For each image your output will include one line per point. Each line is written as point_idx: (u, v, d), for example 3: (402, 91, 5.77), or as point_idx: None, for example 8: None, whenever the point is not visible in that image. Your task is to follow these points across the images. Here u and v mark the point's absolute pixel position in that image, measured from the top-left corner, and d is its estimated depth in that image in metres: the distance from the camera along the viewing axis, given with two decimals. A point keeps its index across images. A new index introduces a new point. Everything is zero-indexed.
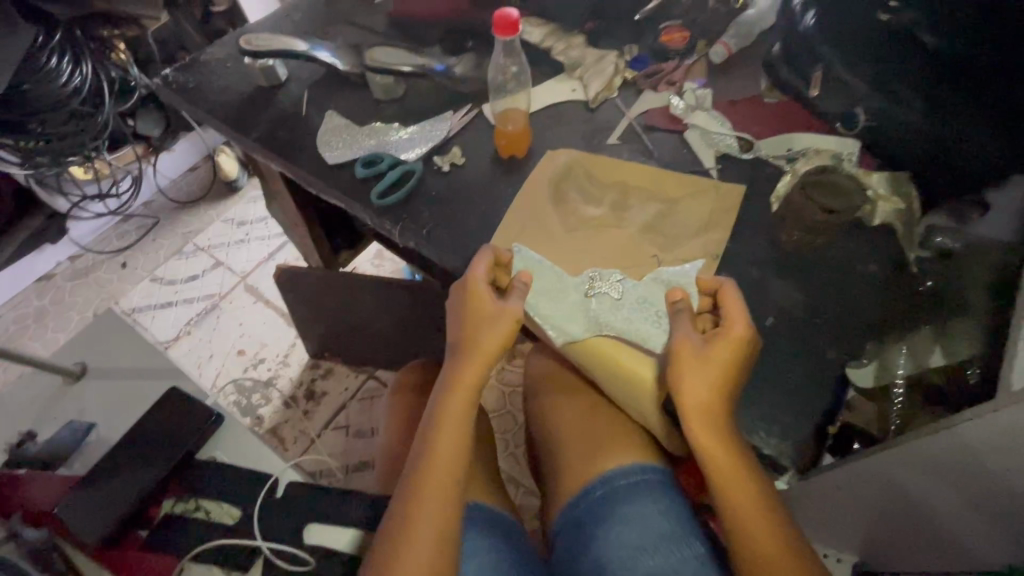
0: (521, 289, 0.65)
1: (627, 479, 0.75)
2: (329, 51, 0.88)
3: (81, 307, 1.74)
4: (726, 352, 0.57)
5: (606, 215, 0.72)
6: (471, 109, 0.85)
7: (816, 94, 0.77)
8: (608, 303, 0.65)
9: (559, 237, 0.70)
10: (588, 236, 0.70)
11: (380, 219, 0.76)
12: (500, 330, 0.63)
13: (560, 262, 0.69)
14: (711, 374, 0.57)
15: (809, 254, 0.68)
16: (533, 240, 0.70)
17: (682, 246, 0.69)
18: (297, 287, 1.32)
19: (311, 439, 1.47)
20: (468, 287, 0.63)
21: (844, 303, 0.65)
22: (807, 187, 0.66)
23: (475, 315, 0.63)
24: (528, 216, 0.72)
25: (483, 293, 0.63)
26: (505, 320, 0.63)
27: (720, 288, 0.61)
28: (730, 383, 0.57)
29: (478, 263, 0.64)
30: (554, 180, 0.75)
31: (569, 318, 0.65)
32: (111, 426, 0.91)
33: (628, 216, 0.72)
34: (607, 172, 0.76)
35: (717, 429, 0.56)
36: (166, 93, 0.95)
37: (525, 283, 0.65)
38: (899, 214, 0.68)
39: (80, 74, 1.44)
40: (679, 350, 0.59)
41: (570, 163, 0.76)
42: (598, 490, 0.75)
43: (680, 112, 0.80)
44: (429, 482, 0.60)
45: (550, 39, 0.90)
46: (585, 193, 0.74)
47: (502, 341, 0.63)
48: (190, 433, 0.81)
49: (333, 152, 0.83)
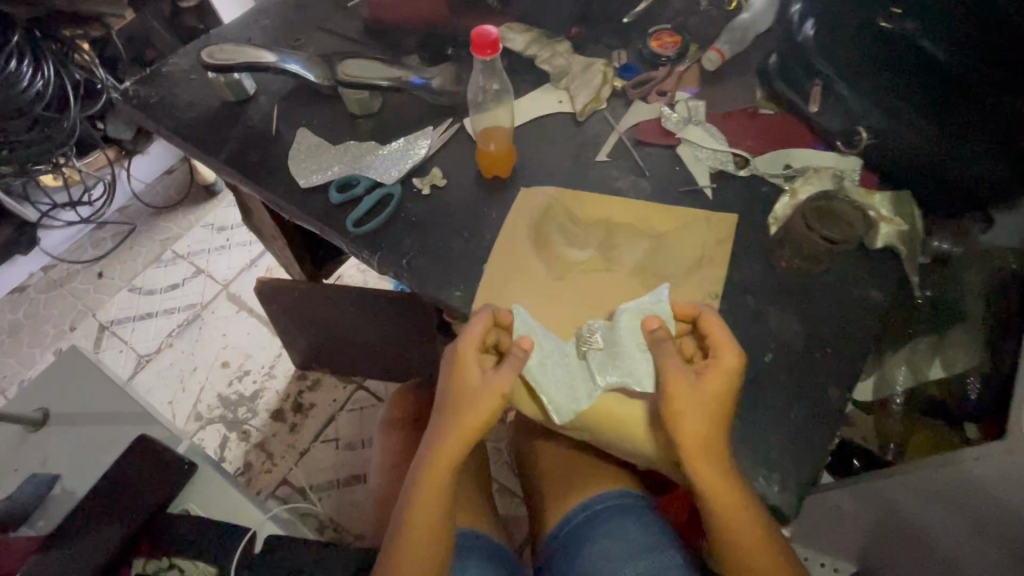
0: (515, 360, 0.57)
1: (606, 504, 0.74)
2: (298, 62, 0.83)
3: (56, 320, 1.67)
4: (719, 384, 0.54)
5: (594, 257, 0.68)
6: (452, 124, 0.81)
7: (816, 110, 0.73)
8: (599, 354, 0.61)
9: (545, 279, 0.66)
10: (576, 277, 0.67)
11: (358, 247, 0.72)
12: (479, 407, 0.56)
13: (545, 309, 0.65)
14: (705, 408, 0.53)
15: (809, 279, 0.64)
16: (518, 285, 0.66)
17: (675, 283, 0.65)
18: (278, 300, 1.26)
19: (300, 453, 1.44)
20: (456, 355, 0.58)
21: (851, 333, 0.62)
22: (807, 215, 0.62)
23: (458, 386, 0.58)
24: (511, 264, 0.67)
25: (471, 360, 0.58)
26: (487, 398, 0.56)
27: (702, 317, 0.58)
28: (725, 415, 0.54)
29: (471, 327, 0.59)
30: (534, 222, 0.70)
31: (563, 379, 0.60)
32: (81, 476, 0.74)
33: (618, 256, 0.68)
34: (594, 205, 0.71)
35: (717, 467, 0.53)
36: (127, 108, 0.89)
37: (523, 351, 0.57)
38: (903, 236, 0.65)
39: (42, 78, 1.35)
40: (671, 387, 0.54)
41: (547, 203, 0.72)
42: (580, 516, 0.74)
43: (673, 126, 0.76)
44: (408, 551, 0.58)
45: (534, 47, 0.85)
46: (567, 233, 0.70)
47: (483, 420, 0.57)
48: (158, 484, 0.72)
49: (305, 175, 0.78)
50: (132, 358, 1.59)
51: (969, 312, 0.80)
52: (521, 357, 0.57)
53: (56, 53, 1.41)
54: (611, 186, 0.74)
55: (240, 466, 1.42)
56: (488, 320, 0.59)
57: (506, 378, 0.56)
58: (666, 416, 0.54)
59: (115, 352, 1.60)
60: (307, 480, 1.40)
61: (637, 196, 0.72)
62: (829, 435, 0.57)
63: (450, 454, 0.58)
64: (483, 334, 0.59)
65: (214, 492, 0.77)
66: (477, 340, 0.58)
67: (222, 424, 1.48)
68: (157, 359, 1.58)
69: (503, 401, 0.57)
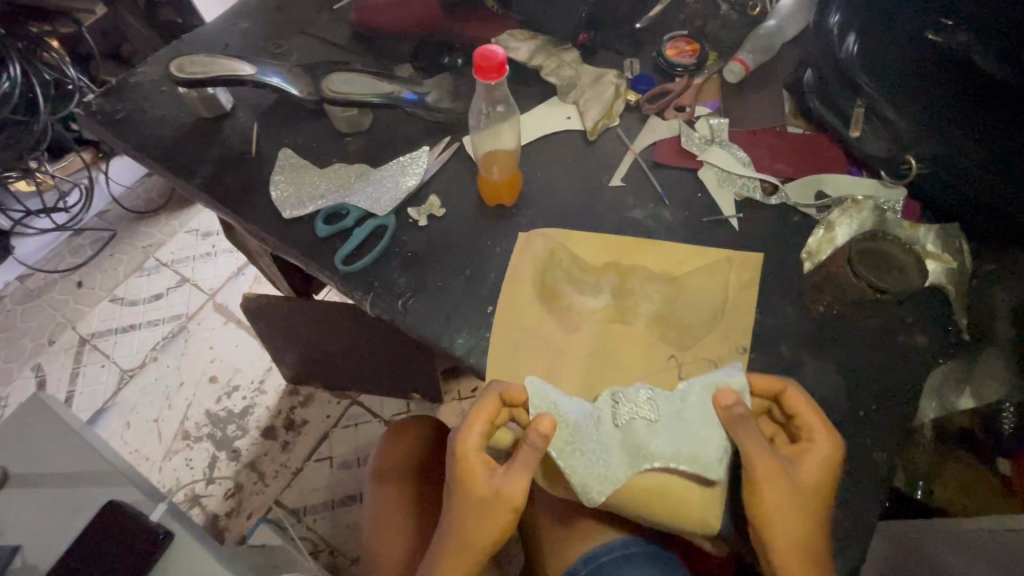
0: (527, 458, 0.51)
1: (609, 556, 0.67)
2: (279, 74, 0.75)
3: (32, 334, 1.58)
4: (815, 475, 0.49)
5: (609, 307, 0.61)
6: (451, 143, 0.74)
7: (857, 135, 0.67)
8: (643, 427, 0.53)
9: (556, 336, 0.60)
10: (590, 332, 0.60)
11: (349, 286, 0.65)
12: (490, 516, 0.52)
13: (562, 355, 0.59)
14: (797, 502, 0.49)
15: (848, 324, 0.59)
16: (529, 332, 0.60)
17: (700, 338, 0.59)
18: (266, 317, 1.17)
19: (293, 472, 1.37)
20: (457, 458, 0.52)
21: (895, 386, 0.56)
22: (852, 257, 0.56)
23: (463, 496, 0.52)
24: (519, 306, 0.61)
25: (476, 465, 0.52)
26: (498, 508, 0.52)
27: (786, 391, 0.53)
28: (825, 510, 0.50)
29: (471, 423, 0.53)
30: (538, 269, 0.63)
31: (603, 458, 0.53)
32: (42, 547, 0.63)
33: (636, 307, 0.61)
34: (607, 246, 0.64)
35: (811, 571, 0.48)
36: (90, 124, 0.80)
37: (540, 439, 0.50)
38: (951, 274, 0.60)
39: (6, 78, 1.25)
40: (761, 479, 0.49)
41: (550, 249, 0.64)
42: (582, 570, 0.67)
43: (695, 147, 0.70)
44: None
45: (539, 57, 0.78)
46: (576, 281, 0.62)
47: (496, 530, 0.52)
48: (128, 562, 0.59)
49: (288, 203, 0.70)
50: (115, 374, 1.51)
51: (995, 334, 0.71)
52: (536, 453, 0.51)
53: (24, 52, 1.30)
54: (627, 215, 0.67)
55: (231, 488, 1.36)
56: (491, 410, 0.53)
57: (518, 486, 0.51)
58: (752, 509, 0.49)
59: (97, 368, 1.52)
60: (300, 502, 1.35)
61: (657, 227, 0.66)
62: (875, 505, 0.52)
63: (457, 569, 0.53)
64: (487, 428, 0.54)
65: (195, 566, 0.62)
66: (480, 438, 0.53)
67: (211, 443, 1.41)
68: (141, 375, 1.50)
69: (514, 509, 0.52)
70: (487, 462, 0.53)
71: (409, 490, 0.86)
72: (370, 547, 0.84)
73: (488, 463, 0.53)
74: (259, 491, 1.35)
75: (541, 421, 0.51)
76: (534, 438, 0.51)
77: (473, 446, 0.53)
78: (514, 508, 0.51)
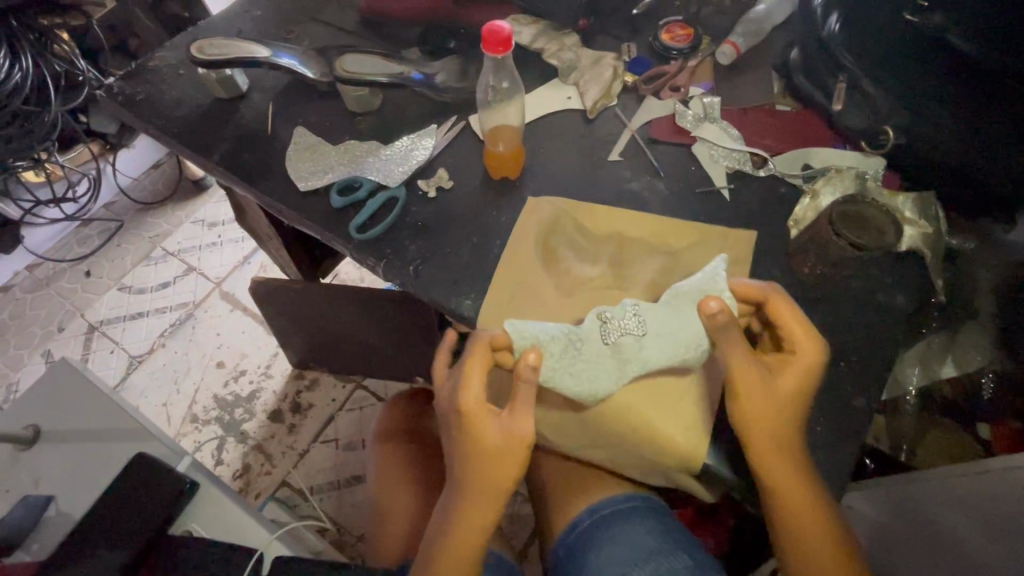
0: (526, 393, 0.54)
1: (611, 508, 0.72)
2: (293, 57, 0.79)
3: (43, 321, 1.61)
4: (791, 372, 0.54)
5: (605, 274, 0.65)
6: (457, 121, 0.77)
7: (840, 108, 0.71)
8: (631, 342, 0.57)
9: (558, 297, 0.63)
10: (586, 298, 0.63)
11: (362, 254, 0.69)
12: (506, 456, 0.54)
13: (567, 313, 0.62)
14: (776, 395, 0.53)
15: (831, 285, 0.63)
16: (533, 293, 0.64)
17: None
18: (274, 299, 1.20)
19: (300, 454, 1.40)
20: (462, 411, 0.54)
21: (874, 341, 0.61)
22: (833, 218, 0.60)
23: (476, 444, 0.54)
24: (524, 269, 0.65)
25: (480, 414, 0.54)
26: (512, 448, 0.54)
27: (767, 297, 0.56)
28: (799, 410, 0.54)
29: (468, 376, 0.54)
30: (542, 235, 0.67)
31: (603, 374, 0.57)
32: (74, 497, 0.69)
33: (630, 275, 0.64)
34: (608, 215, 0.68)
35: (788, 464, 0.53)
36: (112, 105, 0.84)
37: (535, 367, 0.53)
38: (926, 239, 0.64)
39: (20, 70, 1.29)
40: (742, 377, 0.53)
41: (556, 215, 0.68)
42: (586, 521, 0.72)
43: (689, 123, 0.74)
44: None
45: (541, 40, 0.81)
46: (578, 248, 0.66)
47: (513, 467, 0.55)
48: (158, 504, 0.67)
49: (303, 176, 0.74)
50: (124, 359, 1.54)
51: (978, 308, 0.74)
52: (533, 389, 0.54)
53: (35, 44, 1.33)
54: (624, 187, 0.71)
55: (239, 468, 1.39)
56: (483, 358, 0.55)
57: (524, 424, 0.54)
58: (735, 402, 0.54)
59: (106, 353, 1.55)
60: (307, 481, 1.37)
61: (652, 198, 0.70)
62: (856, 449, 0.56)
63: (485, 510, 0.57)
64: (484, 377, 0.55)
65: (218, 512, 0.72)
66: (480, 388, 0.54)
67: (219, 426, 1.44)
68: (150, 360, 1.53)
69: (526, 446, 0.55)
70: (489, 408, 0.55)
71: (412, 458, 0.92)
72: (377, 511, 0.88)
73: (491, 410, 0.55)
74: (267, 471, 1.38)
75: (526, 361, 0.53)
76: (527, 373, 0.53)
77: (474, 396, 0.55)
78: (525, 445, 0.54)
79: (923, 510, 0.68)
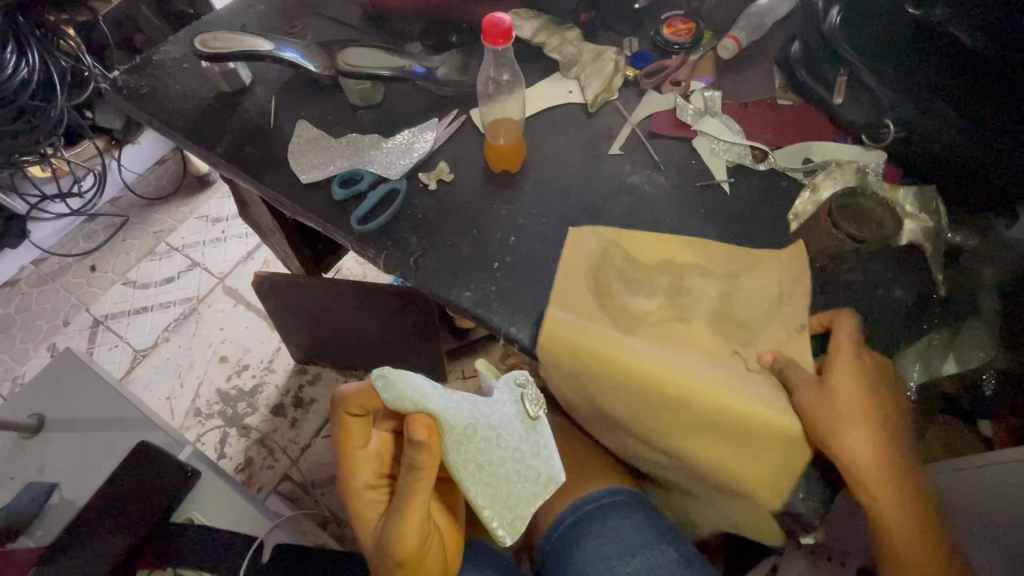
0: (405, 482, 0.55)
1: (594, 504, 0.72)
2: (296, 50, 0.80)
3: (48, 315, 1.62)
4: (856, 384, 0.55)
5: (664, 306, 0.62)
6: (459, 115, 0.78)
7: (840, 102, 0.72)
8: (519, 425, 0.59)
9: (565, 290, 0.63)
10: (648, 331, 0.61)
11: (362, 246, 0.69)
12: (385, 560, 0.56)
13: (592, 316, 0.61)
14: (854, 411, 0.54)
15: (828, 279, 0.63)
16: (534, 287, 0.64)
17: (752, 331, 0.61)
18: (277, 294, 1.21)
19: (301, 449, 1.41)
20: (350, 491, 0.60)
21: (872, 335, 0.61)
22: (833, 212, 0.65)
23: (366, 529, 0.60)
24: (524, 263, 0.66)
25: (366, 496, 0.61)
26: (386, 543, 0.56)
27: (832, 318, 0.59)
28: (879, 413, 0.55)
29: (350, 457, 0.61)
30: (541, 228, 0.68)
31: (499, 465, 0.57)
32: (77, 485, 0.70)
33: (693, 304, 0.62)
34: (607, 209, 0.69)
35: (878, 466, 0.53)
36: (116, 99, 0.84)
37: (422, 440, 0.52)
38: (927, 232, 0.65)
39: (26, 65, 1.27)
40: (811, 411, 0.54)
41: (603, 247, 0.64)
42: (569, 518, 0.72)
43: (689, 118, 0.74)
44: None
45: (542, 35, 0.81)
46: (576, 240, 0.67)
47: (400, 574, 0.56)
48: (160, 492, 0.67)
49: (305, 168, 0.74)
50: (129, 353, 1.55)
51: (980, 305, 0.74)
52: (410, 481, 0.54)
53: (42, 40, 1.33)
54: (625, 181, 0.71)
55: (241, 462, 1.40)
56: (358, 438, 0.61)
57: (395, 530, 0.55)
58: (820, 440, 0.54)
59: (110, 348, 1.56)
60: (309, 475, 1.38)
61: (653, 192, 0.70)
62: None
63: None
64: (371, 456, 0.62)
65: (220, 502, 0.72)
66: (365, 474, 0.61)
67: (222, 420, 1.45)
68: (154, 354, 1.54)
69: (400, 543, 0.55)
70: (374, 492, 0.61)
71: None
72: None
73: (376, 491, 0.61)
74: (269, 465, 1.39)
75: (415, 427, 0.52)
76: (410, 454, 0.53)
77: (362, 473, 0.61)
78: (399, 553, 0.55)
79: None
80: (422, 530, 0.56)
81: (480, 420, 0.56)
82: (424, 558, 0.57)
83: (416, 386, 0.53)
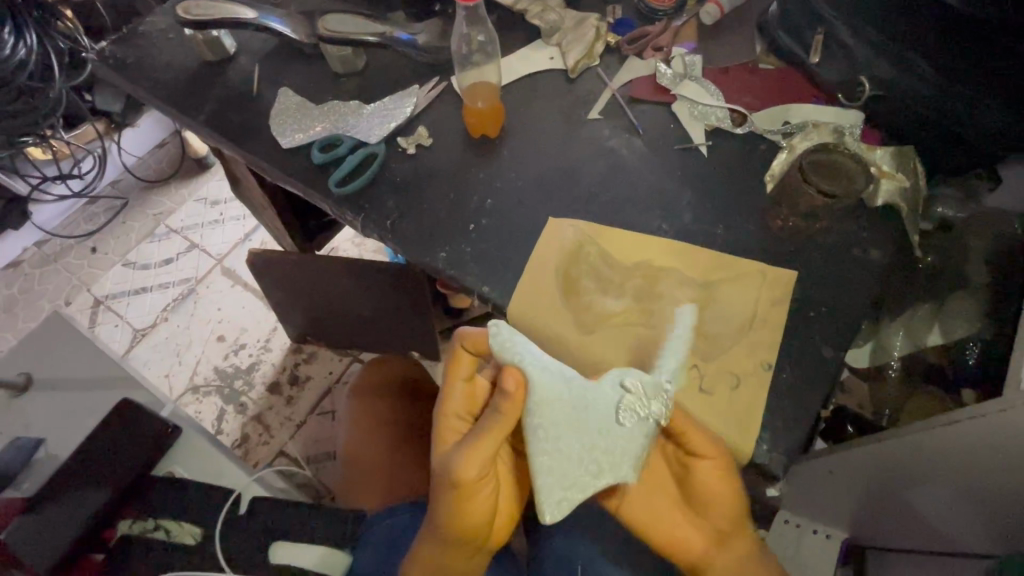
0: (489, 420, 0.53)
1: None
2: (280, 19, 0.80)
3: (51, 295, 1.65)
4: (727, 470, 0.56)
5: (631, 302, 0.60)
6: (440, 82, 0.78)
7: (817, 61, 0.72)
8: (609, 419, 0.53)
9: (547, 253, 0.63)
10: (609, 338, 0.59)
11: (341, 210, 0.70)
12: (440, 482, 0.54)
13: (552, 288, 0.61)
14: (724, 491, 0.56)
15: (802, 239, 0.63)
16: (510, 246, 0.65)
17: (721, 287, 0.60)
18: (271, 270, 1.22)
19: (297, 424, 1.43)
20: (438, 413, 0.58)
21: (845, 293, 0.60)
22: (804, 167, 0.61)
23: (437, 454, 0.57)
24: (500, 230, 0.66)
25: (450, 425, 0.58)
26: (446, 471, 0.53)
27: (744, 334, 0.58)
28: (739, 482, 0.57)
29: (449, 382, 0.59)
30: (520, 193, 0.68)
31: (571, 443, 0.53)
32: (66, 441, 0.72)
33: (659, 308, 0.60)
34: (583, 174, 0.69)
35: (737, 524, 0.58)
36: (102, 69, 0.85)
37: (510, 393, 0.52)
38: (903, 192, 0.64)
39: (24, 46, 1.26)
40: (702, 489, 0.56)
41: (581, 229, 0.64)
42: None
43: (669, 82, 0.73)
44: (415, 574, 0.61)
45: (525, 1, 0.81)
46: (556, 207, 0.67)
47: (450, 501, 0.54)
48: (143, 447, 0.70)
49: (287, 133, 0.75)
50: (129, 332, 1.57)
51: (969, 277, 0.74)
52: (496, 415, 0.53)
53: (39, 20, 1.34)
54: (603, 144, 0.71)
55: (237, 438, 1.42)
56: (463, 365, 0.58)
57: (459, 455, 0.53)
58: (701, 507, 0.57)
59: (111, 326, 1.59)
60: (307, 451, 1.40)
61: (630, 155, 0.70)
62: (822, 396, 0.56)
63: (441, 525, 0.56)
64: (465, 385, 0.59)
65: (201, 459, 0.75)
66: (455, 402, 0.58)
67: (219, 397, 1.47)
68: (153, 333, 1.56)
69: (460, 473, 0.52)
70: (456, 424, 0.58)
71: (378, 411, 0.98)
72: (354, 466, 0.93)
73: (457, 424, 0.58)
74: (266, 440, 1.41)
75: (506, 378, 0.52)
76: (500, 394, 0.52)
77: (454, 402, 0.59)
78: (455, 478, 0.53)
79: (915, 456, 0.68)
80: (485, 465, 0.54)
81: (571, 399, 0.53)
82: (477, 494, 0.54)
83: (525, 347, 0.53)
